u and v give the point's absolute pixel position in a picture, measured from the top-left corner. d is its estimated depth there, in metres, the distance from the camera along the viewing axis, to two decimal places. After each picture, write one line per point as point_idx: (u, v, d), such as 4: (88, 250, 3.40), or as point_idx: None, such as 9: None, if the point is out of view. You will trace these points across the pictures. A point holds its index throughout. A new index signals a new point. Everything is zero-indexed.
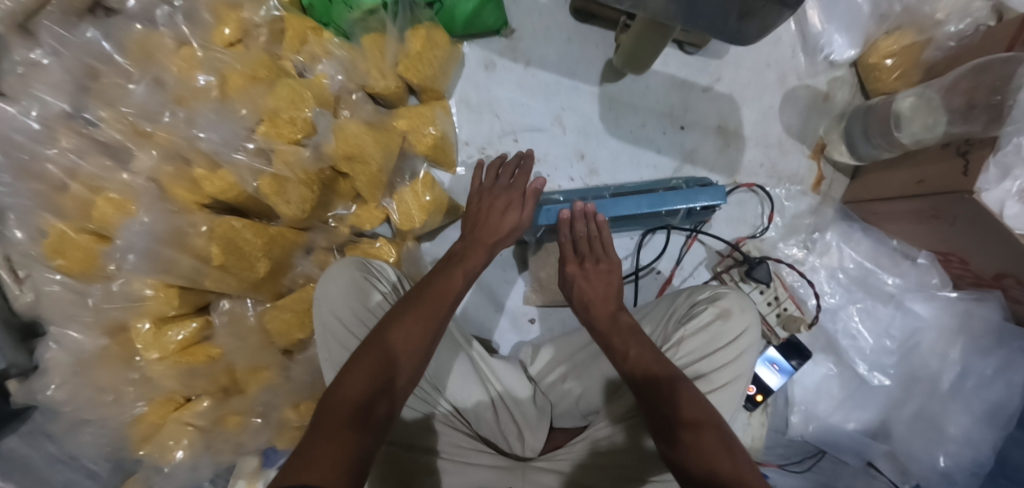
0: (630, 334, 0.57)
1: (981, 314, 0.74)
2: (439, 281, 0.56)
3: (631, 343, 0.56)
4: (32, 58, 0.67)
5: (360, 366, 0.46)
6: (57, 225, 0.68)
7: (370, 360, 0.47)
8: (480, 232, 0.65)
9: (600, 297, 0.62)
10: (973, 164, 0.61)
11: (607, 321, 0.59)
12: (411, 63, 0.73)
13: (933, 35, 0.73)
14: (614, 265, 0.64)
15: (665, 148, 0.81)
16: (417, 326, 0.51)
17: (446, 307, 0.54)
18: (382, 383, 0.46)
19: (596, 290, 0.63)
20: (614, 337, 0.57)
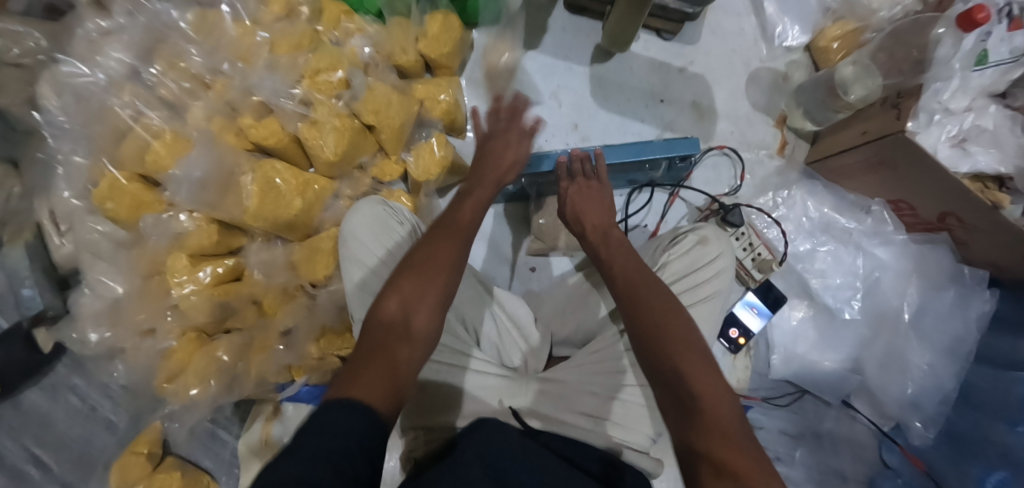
0: (618, 249, 0.66)
1: (935, 256, 0.84)
2: (457, 221, 0.61)
3: (617, 259, 0.65)
4: (106, 27, 0.81)
5: (398, 294, 0.53)
6: (110, 172, 0.76)
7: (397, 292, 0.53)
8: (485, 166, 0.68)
9: (591, 212, 0.71)
10: (904, 110, 0.72)
11: (599, 236, 0.68)
12: (429, 42, 0.84)
13: (870, 22, 0.87)
14: (603, 184, 0.73)
15: (648, 119, 0.92)
16: (442, 269, 0.56)
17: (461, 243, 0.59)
18: (415, 317, 0.52)
19: (595, 227, 0.69)
20: (618, 267, 0.64)
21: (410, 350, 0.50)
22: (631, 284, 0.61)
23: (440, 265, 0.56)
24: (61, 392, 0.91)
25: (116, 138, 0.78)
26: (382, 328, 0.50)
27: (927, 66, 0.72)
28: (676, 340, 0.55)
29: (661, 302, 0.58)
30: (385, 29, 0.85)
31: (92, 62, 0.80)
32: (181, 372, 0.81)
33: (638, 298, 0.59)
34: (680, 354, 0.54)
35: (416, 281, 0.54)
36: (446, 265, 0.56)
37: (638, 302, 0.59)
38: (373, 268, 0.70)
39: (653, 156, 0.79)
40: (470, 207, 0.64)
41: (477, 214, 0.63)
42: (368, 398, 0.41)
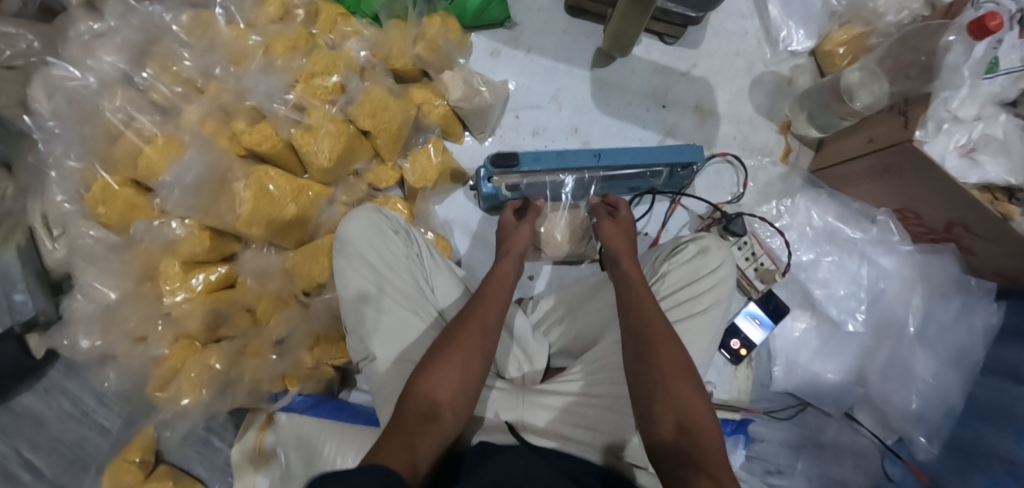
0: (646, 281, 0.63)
1: (939, 265, 0.82)
2: (487, 296, 0.61)
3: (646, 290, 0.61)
4: (98, 28, 0.80)
5: (434, 374, 0.51)
6: (102, 177, 0.75)
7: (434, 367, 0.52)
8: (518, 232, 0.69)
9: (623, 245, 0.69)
10: (913, 118, 0.71)
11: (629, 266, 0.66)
12: (428, 44, 0.81)
13: (875, 25, 0.85)
14: (626, 219, 0.74)
15: (649, 123, 0.90)
16: (476, 340, 0.56)
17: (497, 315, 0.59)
18: (446, 390, 0.51)
19: (625, 257, 0.67)
20: (639, 296, 0.60)
21: (444, 419, 0.49)
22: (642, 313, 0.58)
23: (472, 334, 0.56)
24: (54, 395, 0.93)
25: (108, 141, 0.76)
26: (419, 400, 0.49)
27: (935, 74, 0.69)
28: (675, 376, 0.52)
29: (668, 337, 0.55)
30: (381, 31, 0.83)
31: (83, 65, 0.78)
32: (172, 379, 0.80)
33: (643, 320, 0.57)
34: (671, 386, 0.51)
35: (449, 359, 0.53)
36: (480, 337, 0.56)
37: (648, 334, 0.55)
38: (367, 276, 0.69)
39: (653, 165, 0.79)
40: (495, 295, 0.62)
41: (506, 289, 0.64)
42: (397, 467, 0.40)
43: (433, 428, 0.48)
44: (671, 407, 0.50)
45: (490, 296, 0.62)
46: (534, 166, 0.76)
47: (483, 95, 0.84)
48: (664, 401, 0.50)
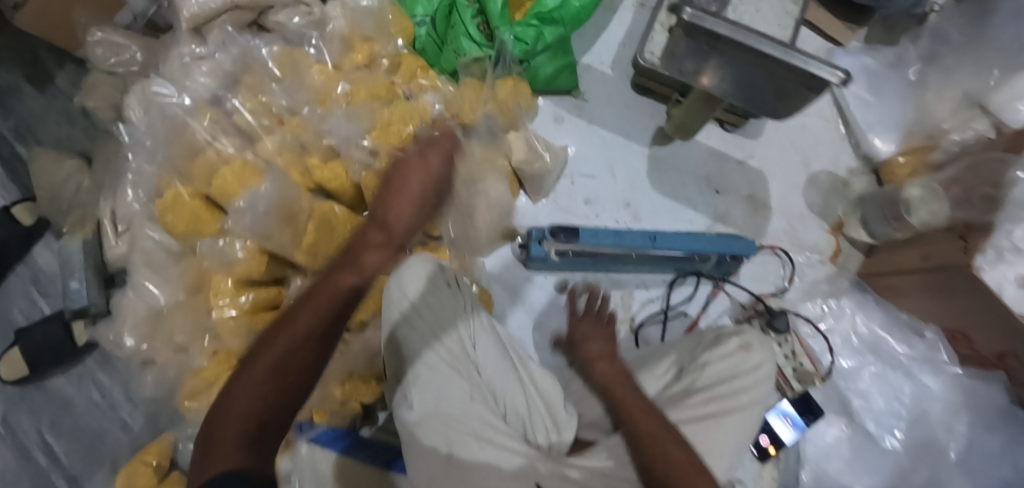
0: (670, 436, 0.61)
1: (987, 393, 0.79)
2: (328, 288, 0.60)
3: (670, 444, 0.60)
4: (197, 53, 0.85)
5: (232, 392, 0.51)
6: (175, 186, 0.81)
7: (253, 381, 0.51)
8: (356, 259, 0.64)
9: (634, 409, 0.65)
10: (972, 244, 0.71)
11: (647, 436, 0.61)
12: (500, 106, 0.87)
13: (939, 141, 0.87)
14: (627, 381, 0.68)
15: (701, 207, 0.92)
16: (292, 347, 0.54)
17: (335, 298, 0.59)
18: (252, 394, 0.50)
19: (650, 424, 0.62)
20: (668, 452, 0.59)
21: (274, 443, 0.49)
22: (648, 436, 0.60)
23: (303, 332, 0.55)
24: (86, 383, 0.95)
25: (188, 156, 0.81)
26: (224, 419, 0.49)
27: (1001, 205, 0.68)
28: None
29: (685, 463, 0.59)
30: (458, 89, 0.87)
31: (180, 84, 0.84)
32: (206, 390, 0.82)
33: None
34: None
35: (251, 378, 0.52)
36: (300, 340, 0.55)
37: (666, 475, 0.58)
38: (411, 324, 0.70)
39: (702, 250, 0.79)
40: (396, 212, 0.69)
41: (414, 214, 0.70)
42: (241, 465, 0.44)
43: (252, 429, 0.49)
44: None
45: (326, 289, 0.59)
46: (592, 242, 0.79)
47: (545, 160, 0.88)
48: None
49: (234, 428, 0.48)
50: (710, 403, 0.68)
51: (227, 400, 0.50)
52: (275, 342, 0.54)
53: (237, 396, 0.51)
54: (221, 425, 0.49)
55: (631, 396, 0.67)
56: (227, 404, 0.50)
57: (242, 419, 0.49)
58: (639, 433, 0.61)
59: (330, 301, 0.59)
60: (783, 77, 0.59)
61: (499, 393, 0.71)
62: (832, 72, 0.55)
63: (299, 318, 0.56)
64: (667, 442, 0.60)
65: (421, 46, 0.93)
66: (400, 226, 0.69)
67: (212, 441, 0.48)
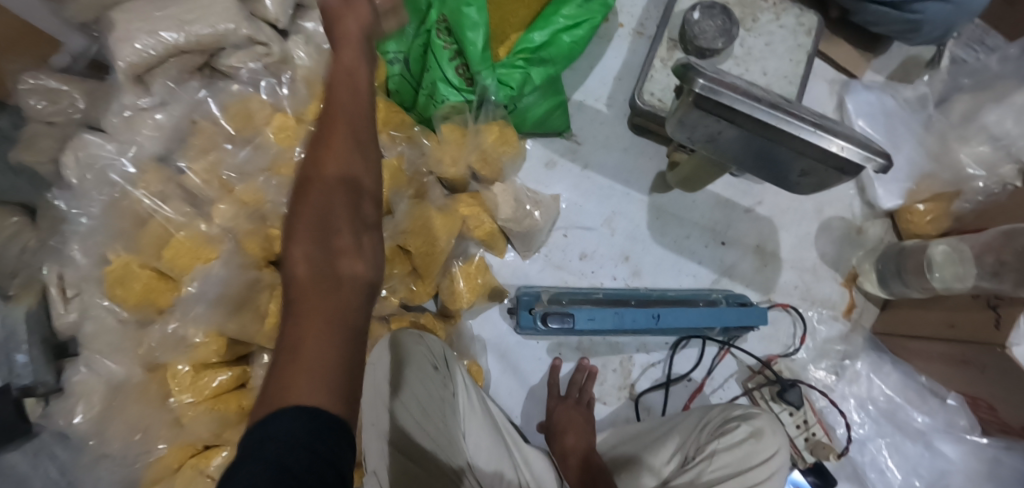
0: None
1: (1009, 463, 0.74)
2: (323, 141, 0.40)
3: None
4: (140, 105, 0.75)
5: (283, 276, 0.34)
6: (123, 256, 0.71)
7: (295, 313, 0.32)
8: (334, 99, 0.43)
9: None
10: (1005, 318, 0.64)
11: None
12: (485, 160, 0.79)
13: (962, 188, 0.80)
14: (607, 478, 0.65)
15: (705, 260, 0.85)
16: (320, 204, 0.37)
17: (359, 143, 0.41)
18: (330, 268, 0.34)
19: None
20: None
21: (352, 306, 0.33)
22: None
23: (317, 189, 0.37)
24: (42, 459, 0.85)
25: (135, 223, 0.74)
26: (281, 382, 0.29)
27: None
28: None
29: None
30: (437, 141, 0.79)
31: (122, 141, 0.75)
32: (168, 477, 0.76)
33: None
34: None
35: (296, 308, 0.32)
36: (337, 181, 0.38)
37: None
38: (399, 409, 0.58)
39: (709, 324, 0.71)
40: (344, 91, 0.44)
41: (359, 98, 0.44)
42: (322, 401, 0.28)
43: (326, 302, 0.32)
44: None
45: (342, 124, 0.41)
46: (590, 326, 0.71)
47: (533, 218, 0.80)
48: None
49: (303, 276, 0.33)
50: None
51: (286, 337, 0.31)
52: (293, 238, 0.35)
53: (301, 310, 0.32)
54: (295, 320, 0.32)
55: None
56: (280, 349, 0.31)
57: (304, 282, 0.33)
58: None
59: (355, 142, 0.41)
60: (814, 158, 0.51)
61: None
62: (867, 158, 0.48)
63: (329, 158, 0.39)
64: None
65: (395, 87, 0.84)
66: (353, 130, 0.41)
67: (288, 315, 0.32)
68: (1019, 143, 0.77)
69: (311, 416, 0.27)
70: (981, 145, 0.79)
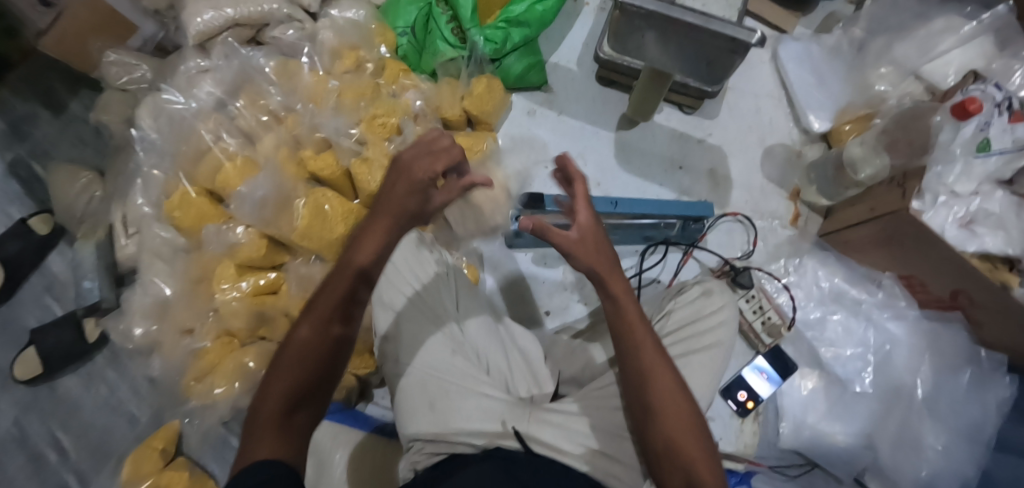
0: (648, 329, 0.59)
1: (948, 337, 0.84)
2: (368, 243, 0.58)
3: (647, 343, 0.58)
4: (202, 66, 0.95)
5: (270, 381, 0.50)
6: (183, 186, 0.88)
7: (287, 374, 0.50)
8: (386, 204, 0.60)
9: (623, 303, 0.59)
10: (908, 188, 0.77)
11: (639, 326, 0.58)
12: (475, 100, 0.95)
13: (879, 108, 0.95)
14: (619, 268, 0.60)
15: (666, 182, 1.00)
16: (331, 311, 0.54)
17: (376, 260, 0.58)
18: (306, 396, 0.50)
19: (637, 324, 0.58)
20: (640, 348, 0.57)
21: (304, 412, 0.50)
22: (654, 376, 0.56)
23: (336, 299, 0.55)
24: (96, 382, 1.00)
25: (195, 156, 0.90)
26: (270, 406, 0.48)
27: (929, 150, 0.77)
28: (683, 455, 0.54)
29: (680, 407, 0.56)
30: (436, 86, 0.97)
31: (186, 93, 0.93)
32: (209, 373, 0.86)
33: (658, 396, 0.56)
34: (678, 447, 0.54)
35: (280, 376, 0.50)
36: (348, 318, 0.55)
37: (662, 408, 0.56)
38: (398, 287, 0.78)
39: (665, 214, 0.86)
40: (387, 224, 0.59)
41: (397, 228, 0.60)
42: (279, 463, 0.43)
43: (284, 427, 0.47)
44: (677, 469, 0.54)
45: (364, 255, 0.57)
46: (554, 210, 0.86)
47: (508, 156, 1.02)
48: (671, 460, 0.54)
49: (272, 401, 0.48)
50: (677, 346, 0.72)
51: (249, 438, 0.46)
52: (287, 354, 0.51)
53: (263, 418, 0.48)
54: (258, 425, 0.47)
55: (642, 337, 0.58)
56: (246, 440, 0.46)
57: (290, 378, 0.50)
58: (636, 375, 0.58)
59: (364, 271, 0.57)
60: (714, 41, 0.67)
61: (481, 350, 0.78)
62: (748, 34, 0.63)
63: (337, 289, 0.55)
64: (663, 378, 0.57)
65: (403, 53, 1.04)
66: (376, 247, 0.58)
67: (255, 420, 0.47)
68: (913, 61, 0.93)
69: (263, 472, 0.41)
70: (887, 70, 0.95)
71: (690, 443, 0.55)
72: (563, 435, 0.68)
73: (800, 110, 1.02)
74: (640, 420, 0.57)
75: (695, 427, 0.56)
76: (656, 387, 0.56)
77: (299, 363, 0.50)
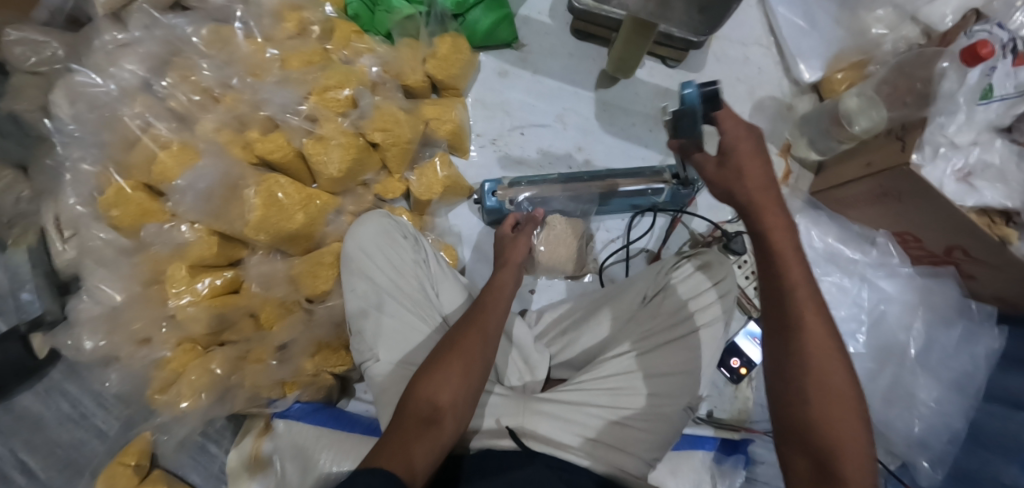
0: (785, 235, 0.47)
1: (940, 289, 0.82)
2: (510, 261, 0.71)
3: (789, 258, 0.46)
4: (121, 40, 0.83)
5: (435, 375, 0.53)
6: (116, 182, 0.77)
7: (436, 364, 0.54)
8: (510, 255, 0.73)
9: (754, 176, 0.48)
10: (909, 142, 0.72)
11: (763, 207, 0.47)
12: (439, 63, 0.86)
13: (873, 55, 0.89)
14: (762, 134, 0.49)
15: (652, 144, 0.94)
16: (491, 323, 0.60)
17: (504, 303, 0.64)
18: (443, 396, 0.52)
19: (749, 164, 0.48)
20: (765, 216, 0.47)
21: (445, 420, 0.50)
22: (787, 261, 0.46)
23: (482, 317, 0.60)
24: (55, 397, 0.89)
25: (125, 147, 0.79)
26: (420, 402, 0.51)
27: (932, 100, 0.72)
28: (826, 390, 0.44)
29: (800, 269, 0.46)
30: (394, 48, 0.87)
31: (106, 73, 0.82)
32: (173, 383, 0.79)
33: (777, 257, 0.46)
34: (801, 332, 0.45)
35: (433, 363, 0.54)
36: (462, 376, 0.54)
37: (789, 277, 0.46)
38: (375, 279, 0.71)
39: (686, 166, 0.72)
40: (495, 301, 0.63)
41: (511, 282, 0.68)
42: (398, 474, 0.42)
43: (434, 430, 0.49)
44: (814, 356, 0.45)
45: (478, 325, 0.58)
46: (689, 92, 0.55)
47: (473, 130, 0.94)
48: (813, 344, 0.45)
49: (414, 407, 0.51)
50: (676, 328, 0.70)
51: (393, 434, 0.48)
52: (427, 381, 0.53)
53: (412, 409, 0.51)
54: (401, 424, 0.49)
55: (771, 219, 0.47)
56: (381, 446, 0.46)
57: (424, 398, 0.51)
58: (763, 256, 0.47)
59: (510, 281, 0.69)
60: None
61: None
62: None
63: (467, 345, 0.56)
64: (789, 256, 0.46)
65: (353, 12, 0.90)
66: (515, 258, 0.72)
67: (402, 418, 0.50)
68: (912, 3, 0.86)
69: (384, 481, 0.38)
70: (884, 13, 0.88)
71: (831, 363, 0.45)
72: (575, 419, 0.64)
73: (790, 59, 0.96)
74: (767, 333, 0.48)
75: (835, 344, 0.45)
76: (801, 311, 0.45)
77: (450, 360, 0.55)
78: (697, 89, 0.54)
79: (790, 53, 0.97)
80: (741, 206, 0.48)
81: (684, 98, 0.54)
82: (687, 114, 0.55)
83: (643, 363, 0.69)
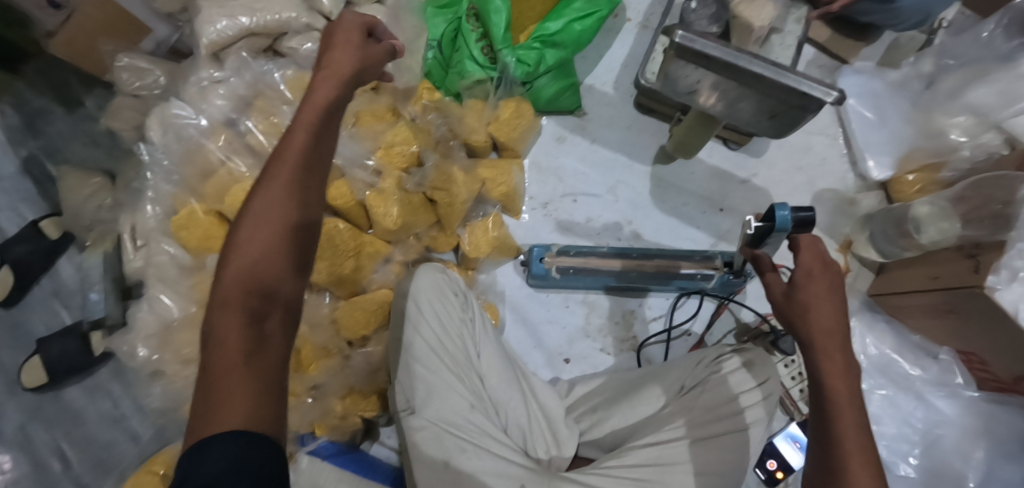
0: (843, 379, 0.47)
1: (1005, 419, 0.76)
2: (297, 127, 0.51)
3: (846, 400, 0.46)
4: (215, 78, 0.90)
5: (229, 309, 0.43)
6: (190, 205, 0.83)
7: (233, 287, 0.44)
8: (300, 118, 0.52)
9: (823, 310, 0.49)
10: (983, 263, 0.69)
11: (826, 342, 0.48)
12: (501, 126, 0.88)
13: (950, 158, 0.85)
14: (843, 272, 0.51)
15: (703, 225, 0.93)
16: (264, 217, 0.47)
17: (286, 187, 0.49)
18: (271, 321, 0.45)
19: (820, 297, 0.49)
20: (831, 356, 0.48)
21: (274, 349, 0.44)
22: (839, 400, 0.47)
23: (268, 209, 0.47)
24: (99, 396, 0.89)
25: (204, 177, 0.85)
26: (225, 339, 0.42)
27: (1011, 223, 0.68)
28: None
29: (853, 413, 0.46)
30: (460, 109, 0.90)
31: (197, 107, 0.88)
32: None
33: (830, 393, 0.47)
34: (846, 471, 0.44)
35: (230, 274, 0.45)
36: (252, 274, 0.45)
37: (835, 413, 0.46)
38: (420, 332, 0.71)
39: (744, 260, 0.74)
40: (268, 199, 0.48)
41: (312, 144, 0.51)
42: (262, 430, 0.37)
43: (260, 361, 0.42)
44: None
45: (255, 233, 0.46)
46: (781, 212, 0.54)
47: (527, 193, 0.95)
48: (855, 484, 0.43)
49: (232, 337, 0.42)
50: (715, 424, 0.68)
51: (208, 382, 0.39)
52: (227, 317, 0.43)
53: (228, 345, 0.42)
54: (216, 369, 0.40)
55: (833, 360, 0.48)
56: (213, 379, 0.39)
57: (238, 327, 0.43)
58: (819, 401, 0.48)
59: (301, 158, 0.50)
60: (782, 95, 0.61)
61: (501, 405, 0.72)
62: (825, 91, 0.58)
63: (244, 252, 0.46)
64: (845, 400, 0.47)
65: (427, 69, 0.96)
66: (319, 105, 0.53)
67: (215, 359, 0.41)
68: (995, 112, 0.82)
69: (246, 443, 0.35)
70: (962, 118, 0.85)
71: None
72: None
73: (857, 153, 0.95)
74: (817, 476, 0.47)
75: None
76: (851, 461, 0.44)
77: (250, 277, 0.45)
78: (791, 213, 0.54)
79: (857, 148, 0.95)
80: (800, 338, 0.50)
81: (775, 219, 0.54)
82: (773, 231, 0.56)
83: (680, 460, 0.65)
